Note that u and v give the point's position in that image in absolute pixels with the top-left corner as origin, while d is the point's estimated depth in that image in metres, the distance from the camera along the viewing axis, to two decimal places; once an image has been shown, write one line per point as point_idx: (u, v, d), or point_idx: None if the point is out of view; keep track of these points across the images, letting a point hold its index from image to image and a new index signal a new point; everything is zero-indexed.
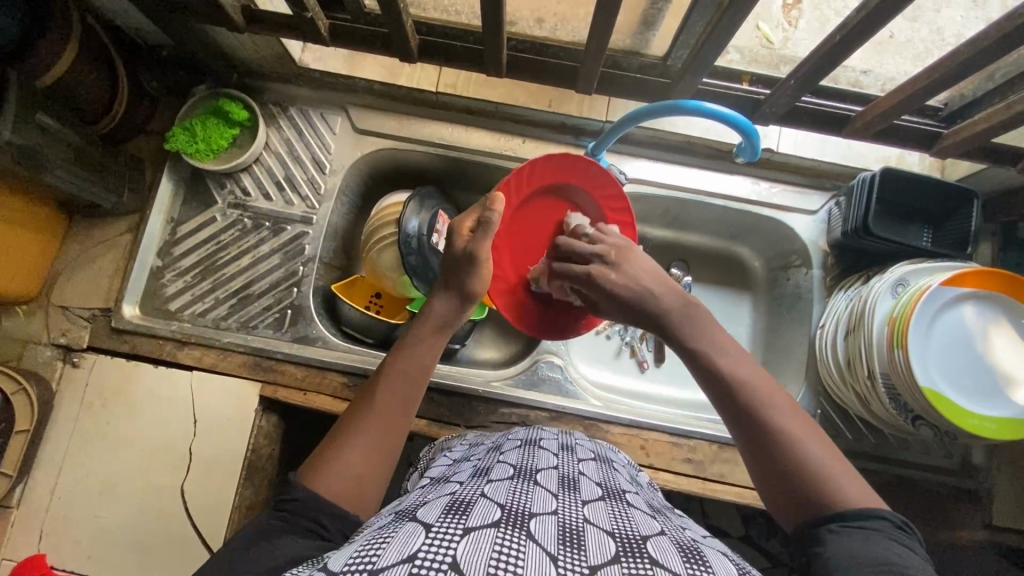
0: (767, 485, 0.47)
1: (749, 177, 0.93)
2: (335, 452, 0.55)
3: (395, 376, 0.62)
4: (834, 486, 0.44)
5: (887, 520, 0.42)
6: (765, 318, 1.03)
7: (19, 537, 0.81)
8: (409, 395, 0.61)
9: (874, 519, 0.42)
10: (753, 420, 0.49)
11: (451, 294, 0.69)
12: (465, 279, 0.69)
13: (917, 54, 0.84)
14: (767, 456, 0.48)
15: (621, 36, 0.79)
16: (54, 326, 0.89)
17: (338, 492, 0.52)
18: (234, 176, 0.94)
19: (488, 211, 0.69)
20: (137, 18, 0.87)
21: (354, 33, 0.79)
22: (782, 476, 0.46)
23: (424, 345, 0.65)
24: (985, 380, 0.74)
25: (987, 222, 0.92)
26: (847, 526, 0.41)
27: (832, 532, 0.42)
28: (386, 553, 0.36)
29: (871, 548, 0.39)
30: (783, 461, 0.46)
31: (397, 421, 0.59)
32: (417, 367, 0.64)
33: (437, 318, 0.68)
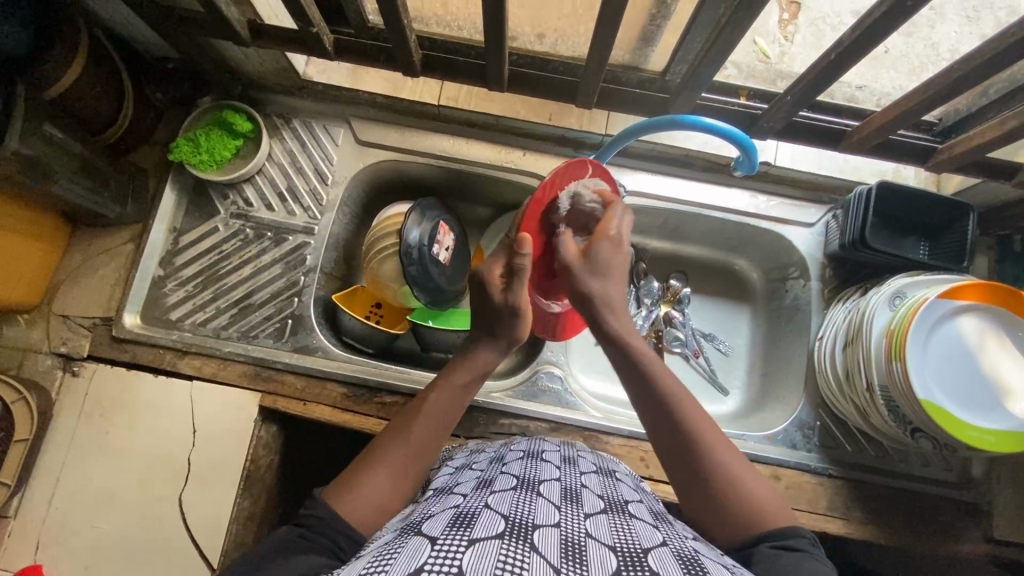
0: (697, 503, 0.55)
1: (747, 190, 0.94)
2: (362, 475, 0.56)
3: (432, 412, 0.62)
4: (747, 495, 0.53)
5: (803, 538, 0.50)
6: (763, 330, 1.03)
7: (15, 548, 0.80)
8: (440, 432, 0.62)
9: (792, 535, 0.50)
10: (683, 434, 0.57)
11: (496, 343, 0.68)
12: (468, 293, 0.69)
13: (912, 68, 0.86)
14: (697, 476, 0.55)
15: (621, 52, 0.80)
16: (55, 335, 0.89)
17: (361, 518, 0.53)
18: (236, 186, 0.95)
19: (518, 257, 0.67)
20: (143, 31, 0.88)
21: (358, 48, 0.80)
22: (711, 497, 0.54)
23: (464, 386, 0.65)
24: (982, 392, 0.74)
25: (982, 235, 0.93)
26: (776, 546, 0.49)
27: (763, 551, 0.49)
28: (393, 569, 0.36)
29: (795, 564, 0.46)
30: (705, 474, 0.55)
31: (424, 455, 0.60)
32: (453, 406, 0.64)
33: (482, 364, 0.67)
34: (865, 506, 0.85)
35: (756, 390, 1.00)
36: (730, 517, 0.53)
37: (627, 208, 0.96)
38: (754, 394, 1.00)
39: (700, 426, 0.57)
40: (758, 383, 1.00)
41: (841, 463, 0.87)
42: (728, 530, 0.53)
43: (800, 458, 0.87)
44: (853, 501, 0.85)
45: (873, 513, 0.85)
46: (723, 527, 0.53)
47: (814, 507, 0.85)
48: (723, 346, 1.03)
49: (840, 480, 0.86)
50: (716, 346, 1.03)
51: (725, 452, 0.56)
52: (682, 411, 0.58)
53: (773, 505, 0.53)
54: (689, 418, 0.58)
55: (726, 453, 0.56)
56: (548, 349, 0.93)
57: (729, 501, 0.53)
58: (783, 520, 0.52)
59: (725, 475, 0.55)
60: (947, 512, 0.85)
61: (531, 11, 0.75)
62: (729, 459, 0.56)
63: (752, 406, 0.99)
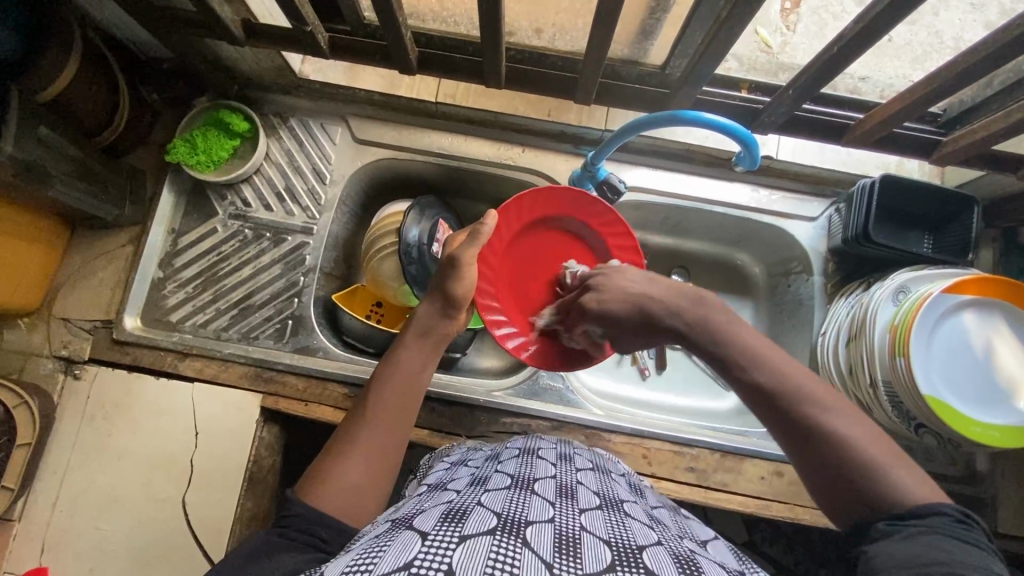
0: (812, 483, 0.45)
1: (748, 185, 0.93)
2: (330, 467, 0.56)
3: (392, 391, 0.62)
4: (887, 481, 0.42)
5: (946, 516, 0.40)
6: (766, 326, 1.02)
7: (20, 550, 0.81)
8: (404, 407, 0.62)
9: (929, 516, 0.40)
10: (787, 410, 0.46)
11: (434, 302, 0.70)
12: (444, 279, 0.70)
13: (915, 57, 0.86)
14: (812, 451, 0.45)
15: (620, 46, 0.79)
16: (56, 339, 0.89)
17: (333, 504, 0.53)
18: (234, 187, 0.95)
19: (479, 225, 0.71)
20: (138, 31, 0.87)
21: (354, 46, 0.79)
22: (827, 472, 0.44)
23: (412, 357, 0.66)
24: (987, 390, 0.74)
25: (987, 227, 0.92)
26: (897, 524, 0.40)
27: (879, 529, 0.40)
28: (381, 561, 0.36)
29: (919, 548, 0.38)
30: (824, 456, 0.44)
31: (390, 432, 0.60)
32: (413, 384, 0.64)
33: (437, 333, 0.68)
34: None
35: None
36: (858, 499, 0.43)
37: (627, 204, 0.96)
38: None
39: (812, 396, 0.46)
40: None
41: None
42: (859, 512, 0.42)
43: None
44: None
45: None
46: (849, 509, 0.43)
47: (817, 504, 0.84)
48: None
49: None
50: None
51: (842, 418, 0.45)
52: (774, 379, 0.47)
53: (908, 476, 0.42)
54: (799, 384, 0.47)
55: (846, 420, 0.45)
56: None
57: (853, 477, 0.43)
58: (927, 498, 0.41)
59: (842, 446, 0.44)
60: None
61: (530, 5, 0.74)
62: (855, 429, 0.44)
63: None
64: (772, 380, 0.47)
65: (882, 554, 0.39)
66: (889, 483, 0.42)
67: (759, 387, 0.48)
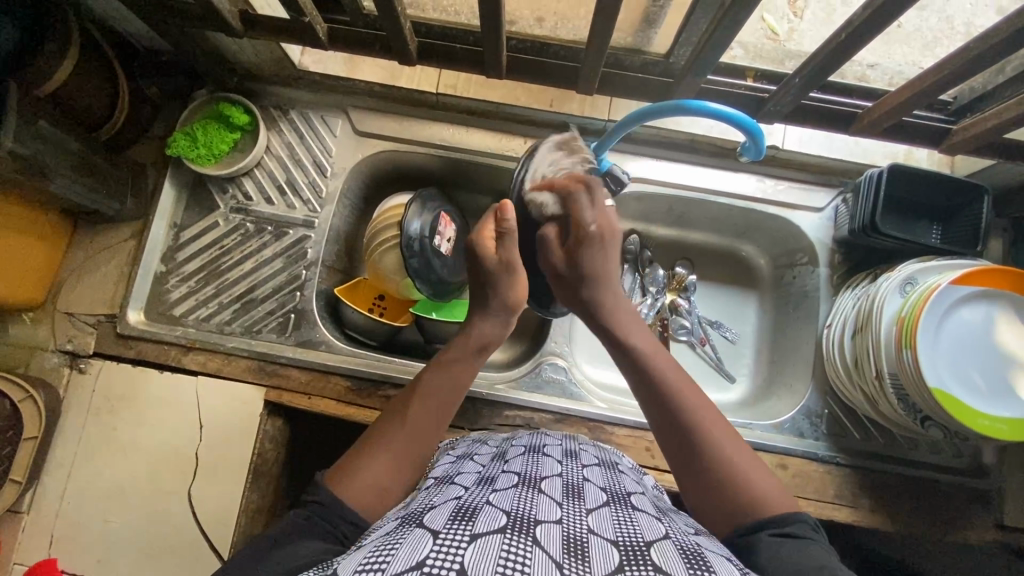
0: (701, 498, 0.54)
1: (754, 175, 0.92)
2: (362, 459, 0.56)
3: (431, 389, 0.62)
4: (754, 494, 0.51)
5: (805, 523, 0.49)
6: (771, 317, 1.02)
7: (30, 541, 0.82)
8: (442, 411, 0.61)
9: (795, 523, 0.48)
10: (684, 433, 0.56)
11: (490, 313, 0.67)
12: (499, 290, 0.66)
13: (924, 44, 0.84)
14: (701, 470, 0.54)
15: (623, 34, 0.77)
16: (61, 333, 0.89)
17: (358, 499, 0.53)
18: (236, 180, 0.94)
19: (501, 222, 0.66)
20: (136, 23, 0.86)
21: (353, 37, 0.78)
22: (707, 484, 0.53)
23: (464, 366, 0.65)
24: (995, 381, 0.73)
25: (997, 217, 0.90)
26: (775, 534, 0.47)
27: (766, 540, 0.47)
28: (394, 559, 0.35)
29: (801, 550, 0.45)
30: (709, 472, 0.54)
31: (430, 438, 0.60)
32: (453, 387, 0.63)
33: (477, 337, 0.66)
34: (874, 495, 0.84)
35: (763, 378, 0.99)
36: (727, 506, 0.52)
37: (630, 195, 0.95)
38: (761, 383, 0.99)
39: (707, 425, 0.56)
40: (766, 370, 0.99)
41: (849, 451, 0.86)
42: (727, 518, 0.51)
43: (807, 446, 0.87)
44: (861, 489, 0.84)
45: (883, 501, 0.84)
46: (725, 514, 0.52)
47: (822, 496, 0.84)
48: (730, 333, 1.02)
49: (848, 468, 0.86)
50: (722, 334, 1.01)
51: (731, 446, 0.55)
52: (685, 404, 0.58)
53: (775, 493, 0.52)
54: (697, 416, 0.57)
55: (727, 444, 0.55)
56: (552, 340, 0.92)
57: (727, 484, 0.52)
58: (783, 506, 0.50)
59: (724, 466, 0.53)
60: (956, 500, 0.85)
61: None
62: (734, 451, 0.54)
63: (760, 394, 0.98)
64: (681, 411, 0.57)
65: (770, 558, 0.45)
66: (759, 499, 0.51)
67: (666, 405, 0.58)
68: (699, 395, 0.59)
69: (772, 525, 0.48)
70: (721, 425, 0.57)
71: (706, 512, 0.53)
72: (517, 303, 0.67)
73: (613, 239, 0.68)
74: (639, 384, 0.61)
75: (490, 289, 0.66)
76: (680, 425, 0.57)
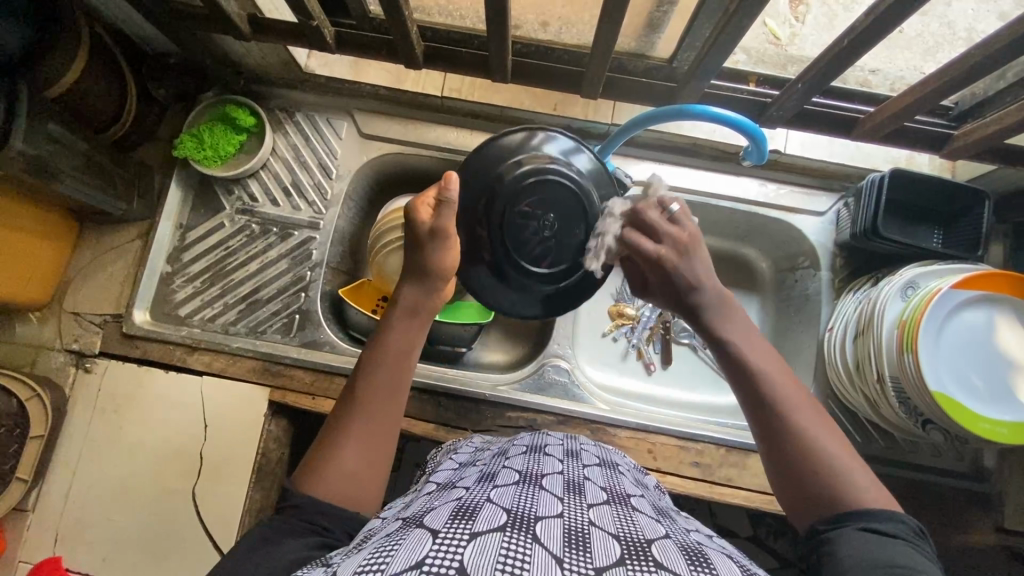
0: (789, 484, 0.49)
1: (756, 179, 0.93)
2: (326, 455, 0.56)
3: (371, 366, 0.61)
4: (849, 483, 0.47)
5: (903, 524, 0.44)
6: (773, 320, 1.02)
7: (35, 539, 0.83)
8: (389, 383, 0.60)
9: (888, 521, 0.44)
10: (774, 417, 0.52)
11: (416, 279, 0.65)
12: (430, 253, 0.65)
13: (926, 49, 0.84)
14: (792, 455, 0.50)
15: (627, 39, 0.78)
16: (67, 333, 0.90)
17: (332, 494, 0.53)
18: (241, 181, 0.95)
19: (444, 192, 0.63)
20: (145, 26, 0.87)
21: (359, 40, 0.79)
22: (800, 471, 0.49)
23: (398, 332, 0.63)
24: (996, 385, 0.73)
25: (998, 222, 0.91)
26: (864, 529, 0.43)
27: (850, 533, 0.43)
28: (394, 559, 0.36)
29: (886, 549, 0.41)
30: (801, 459, 0.49)
31: (383, 413, 0.59)
32: (392, 357, 0.62)
33: (406, 303, 0.65)
34: None
35: None
36: (820, 495, 0.47)
37: None
38: None
39: (802, 411, 0.51)
40: None
41: None
42: (820, 505, 0.47)
43: None
44: None
45: None
46: (817, 503, 0.47)
47: None
48: None
49: None
50: None
51: (828, 434, 0.50)
52: (779, 388, 0.53)
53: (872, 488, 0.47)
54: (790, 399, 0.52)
55: (821, 431, 0.50)
56: (555, 342, 0.93)
57: (821, 471, 0.48)
58: (878, 500, 0.46)
59: (818, 454, 0.49)
60: (956, 502, 0.85)
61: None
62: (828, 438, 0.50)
63: None
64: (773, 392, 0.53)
65: (847, 555, 0.41)
66: (856, 490, 0.46)
67: (758, 389, 0.53)
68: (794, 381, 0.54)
69: (867, 518, 0.44)
70: (816, 411, 0.52)
71: (793, 503, 0.49)
72: (448, 267, 0.66)
73: (695, 250, 0.60)
74: (730, 367, 0.56)
75: (419, 252, 0.65)
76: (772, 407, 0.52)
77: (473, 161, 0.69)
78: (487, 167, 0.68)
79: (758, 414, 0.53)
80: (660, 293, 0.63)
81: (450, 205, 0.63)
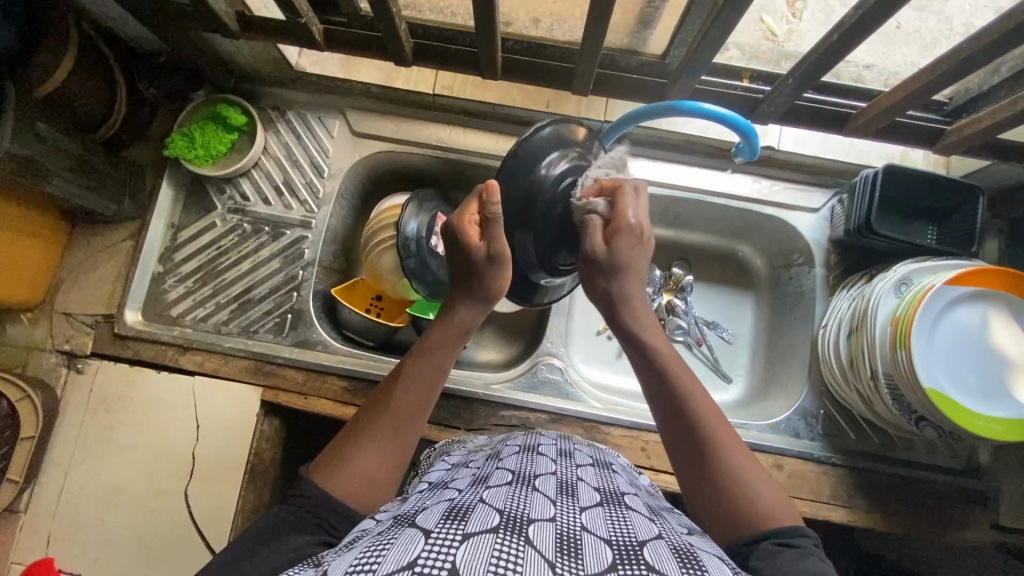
0: (707, 504, 0.53)
1: (749, 175, 0.92)
2: (346, 451, 0.56)
3: (412, 376, 0.61)
4: (759, 505, 0.51)
5: (808, 537, 0.49)
6: (768, 318, 1.02)
7: (27, 541, 0.82)
8: (423, 396, 0.60)
9: (799, 536, 0.49)
10: (694, 440, 0.56)
11: (474, 299, 0.66)
12: (485, 277, 0.64)
13: (925, 45, 0.82)
14: (708, 477, 0.54)
15: (618, 35, 0.77)
16: (59, 334, 0.90)
17: (344, 490, 0.53)
18: (233, 180, 0.95)
19: (489, 205, 0.62)
20: (134, 26, 0.87)
21: (349, 38, 0.78)
22: (714, 492, 0.53)
23: (442, 348, 0.63)
24: (988, 381, 0.73)
25: (993, 218, 0.90)
26: (779, 544, 0.48)
27: (765, 548, 0.47)
28: (385, 559, 0.35)
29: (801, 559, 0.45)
30: (716, 480, 0.53)
31: (411, 423, 0.59)
32: (433, 372, 0.62)
33: (456, 322, 0.65)
34: (870, 495, 0.84)
35: (759, 379, 0.99)
36: (734, 515, 0.52)
37: None
38: (758, 384, 0.99)
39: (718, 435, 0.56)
40: (763, 371, 0.99)
41: (845, 452, 0.86)
42: (732, 524, 0.51)
43: (804, 447, 0.87)
44: (857, 490, 0.84)
45: (878, 502, 0.84)
46: (730, 523, 0.52)
47: (817, 497, 0.84)
48: (726, 334, 1.01)
49: (844, 468, 0.86)
50: (719, 334, 1.01)
51: (740, 457, 0.54)
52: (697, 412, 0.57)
53: (782, 505, 0.51)
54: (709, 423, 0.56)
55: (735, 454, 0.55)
56: (549, 341, 0.92)
57: (734, 493, 0.52)
58: (788, 520, 0.50)
59: (730, 476, 0.53)
60: (952, 500, 0.85)
61: None
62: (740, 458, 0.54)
63: (757, 394, 0.98)
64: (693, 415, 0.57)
65: (766, 565, 0.45)
66: (766, 510, 0.51)
67: (681, 413, 0.57)
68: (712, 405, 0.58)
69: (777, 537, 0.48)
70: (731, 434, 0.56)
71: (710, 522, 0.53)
72: (500, 290, 0.66)
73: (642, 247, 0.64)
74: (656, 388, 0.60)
75: (475, 274, 0.65)
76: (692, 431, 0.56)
77: (511, 162, 0.69)
78: (528, 164, 0.69)
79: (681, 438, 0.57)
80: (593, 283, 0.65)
81: (498, 222, 0.62)
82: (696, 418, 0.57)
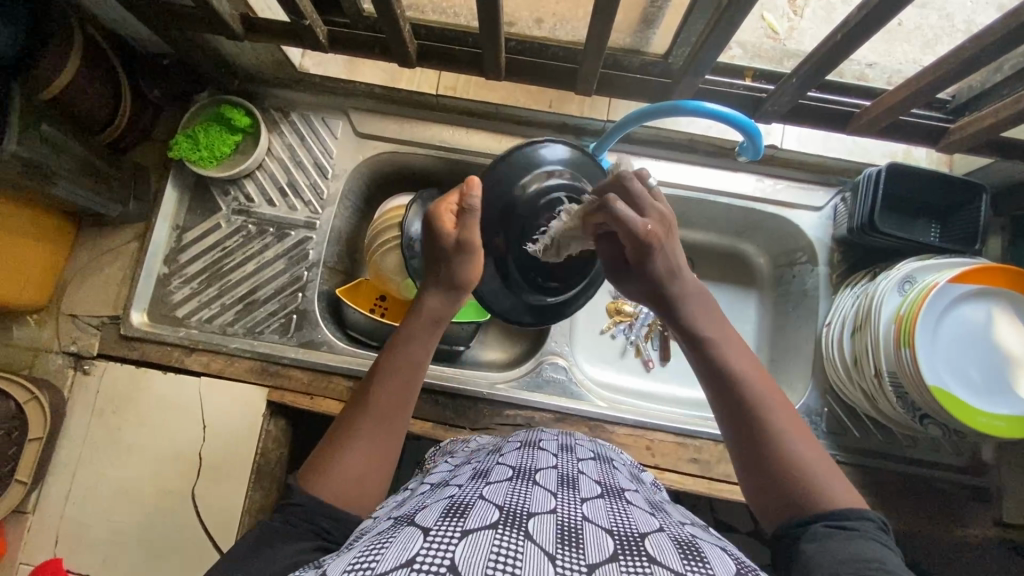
0: (756, 482, 0.50)
1: (751, 174, 0.92)
2: (331, 456, 0.56)
3: (387, 372, 0.61)
4: (819, 485, 0.47)
5: (870, 520, 0.44)
6: (771, 316, 1.02)
7: (36, 541, 0.83)
8: (400, 389, 0.60)
9: (857, 517, 0.44)
10: (746, 413, 0.52)
11: (440, 289, 0.65)
12: (455, 268, 0.64)
13: (927, 41, 0.83)
14: (760, 453, 0.50)
15: (622, 35, 0.78)
16: (65, 335, 0.90)
17: (332, 493, 0.53)
18: (237, 182, 0.95)
19: (467, 197, 0.62)
20: (138, 28, 0.87)
21: (353, 39, 0.79)
22: (768, 468, 0.49)
23: (416, 341, 0.63)
24: (992, 378, 0.73)
25: (996, 215, 0.91)
26: (832, 526, 0.43)
27: (817, 530, 0.44)
28: (384, 557, 0.36)
29: (854, 542, 0.41)
30: (768, 456, 0.50)
31: (392, 419, 0.59)
32: (409, 365, 0.62)
33: (428, 314, 0.65)
34: (873, 493, 0.85)
35: None
36: (789, 493, 0.48)
37: None
38: None
39: (773, 407, 0.52)
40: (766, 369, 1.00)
41: (848, 449, 0.87)
42: (785, 502, 0.47)
43: None
44: (861, 488, 0.85)
45: (881, 500, 0.84)
46: (783, 502, 0.48)
47: None
48: None
49: (847, 466, 0.86)
50: None
51: (796, 433, 0.50)
52: (746, 385, 0.53)
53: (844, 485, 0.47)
54: (759, 395, 0.53)
55: (791, 429, 0.50)
56: (553, 341, 0.93)
57: (791, 471, 0.48)
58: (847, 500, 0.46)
59: (784, 451, 0.49)
60: (956, 497, 0.85)
61: None
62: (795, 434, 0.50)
63: None
64: (740, 385, 0.53)
65: (816, 551, 0.42)
66: (824, 491, 0.46)
67: (730, 386, 0.54)
68: (766, 380, 0.54)
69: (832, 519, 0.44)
70: (787, 408, 0.52)
71: (761, 503, 0.50)
72: (472, 278, 0.66)
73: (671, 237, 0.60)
74: (703, 360, 0.56)
75: (444, 265, 0.65)
76: (742, 404, 0.52)
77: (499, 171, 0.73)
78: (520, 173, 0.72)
79: (730, 413, 0.53)
80: (639, 278, 0.61)
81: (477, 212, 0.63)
82: (745, 389, 0.53)
